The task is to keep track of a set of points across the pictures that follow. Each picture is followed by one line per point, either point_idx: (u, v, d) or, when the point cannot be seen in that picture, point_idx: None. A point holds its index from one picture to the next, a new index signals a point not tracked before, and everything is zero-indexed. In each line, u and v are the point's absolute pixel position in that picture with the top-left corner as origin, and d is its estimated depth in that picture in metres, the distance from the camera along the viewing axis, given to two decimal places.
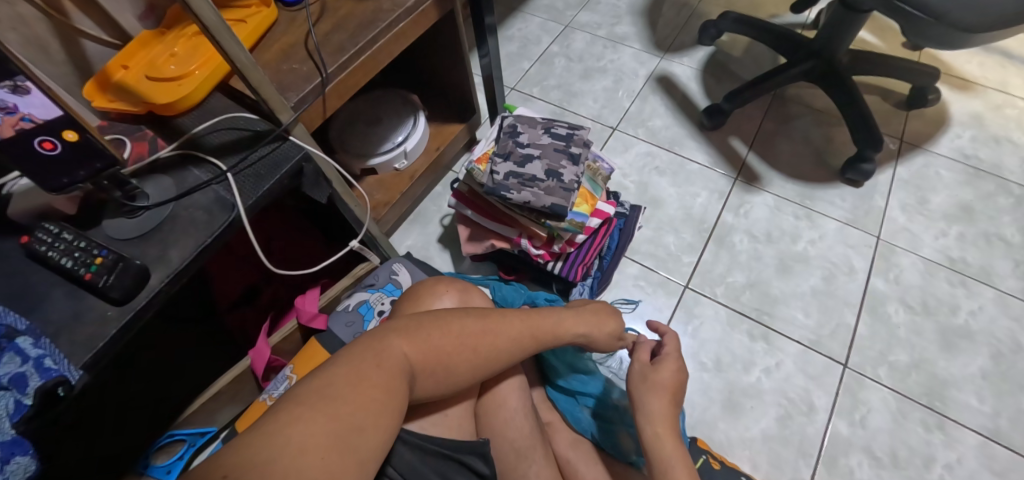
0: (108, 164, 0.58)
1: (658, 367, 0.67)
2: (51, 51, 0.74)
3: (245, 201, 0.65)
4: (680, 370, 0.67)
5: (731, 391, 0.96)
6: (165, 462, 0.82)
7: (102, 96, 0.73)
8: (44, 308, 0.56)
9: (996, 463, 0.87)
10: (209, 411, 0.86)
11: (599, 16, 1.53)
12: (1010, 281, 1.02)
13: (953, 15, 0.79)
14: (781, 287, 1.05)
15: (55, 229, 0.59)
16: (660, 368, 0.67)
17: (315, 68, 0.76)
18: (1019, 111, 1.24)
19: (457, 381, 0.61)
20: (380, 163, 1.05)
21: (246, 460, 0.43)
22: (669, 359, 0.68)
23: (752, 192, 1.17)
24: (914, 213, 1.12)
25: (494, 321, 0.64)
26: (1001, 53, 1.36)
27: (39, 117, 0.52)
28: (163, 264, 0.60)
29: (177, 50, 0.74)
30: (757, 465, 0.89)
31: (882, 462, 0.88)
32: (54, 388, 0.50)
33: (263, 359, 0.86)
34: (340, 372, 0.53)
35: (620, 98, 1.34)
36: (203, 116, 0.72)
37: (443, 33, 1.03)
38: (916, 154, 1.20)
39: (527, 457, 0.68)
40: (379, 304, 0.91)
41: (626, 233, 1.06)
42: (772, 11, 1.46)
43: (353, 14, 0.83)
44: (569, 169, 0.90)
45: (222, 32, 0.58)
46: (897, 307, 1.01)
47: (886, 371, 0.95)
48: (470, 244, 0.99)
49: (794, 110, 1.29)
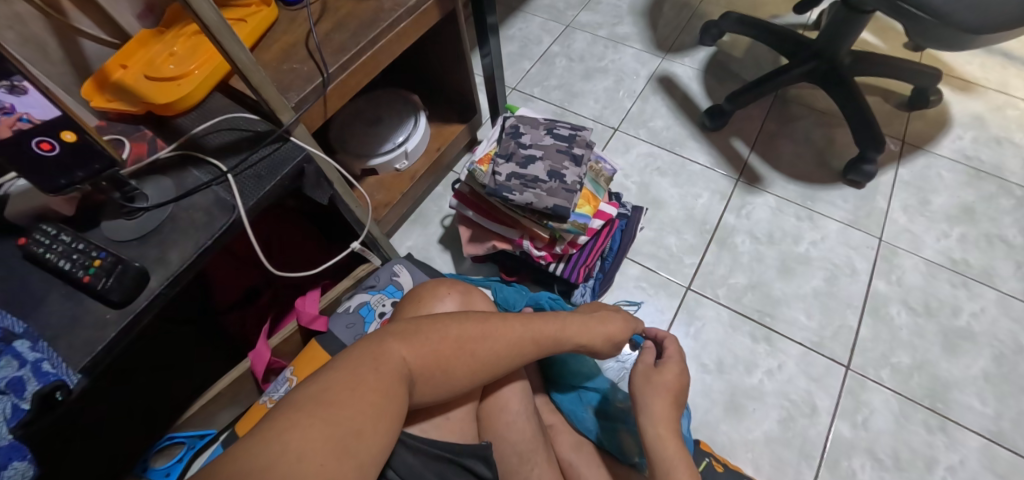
0: (106, 164, 0.57)
1: (661, 370, 0.66)
2: (49, 51, 0.73)
3: (245, 202, 0.64)
4: (682, 372, 0.67)
5: (733, 392, 0.96)
6: (164, 465, 0.84)
7: (100, 96, 0.72)
8: (42, 311, 0.56)
9: (999, 465, 0.87)
10: (207, 413, 0.87)
11: (600, 16, 1.52)
12: (1011, 282, 1.02)
13: (957, 17, 0.79)
14: (783, 289, 1.05)
15: (53, 230, 0.58)
16: (662, 369, 0.66)
17: (316, 68, 0.75)
18: (1019, 113, 1.25)
19: (456, 385, 0.60)
20: (380, 163, 1.05)
21: (244, 466, 0.43)
22: (673, 362, 0.67)
23: (754, 193, 1.17)
24: (916, 214, 1.12)
25: (494, 325, 0.63)
26: (1002, 54, 1.36)
27: (37, 116, 0.51)
28: (162, 266, 0.59)
29: (176, 49, 0.73)
30: (760, 467, 0.89)
31: (884, 464, 0.88)
32: (52, 392, 0.50)
33: (263, 361, 0.86)
34: (339, 376, 0.52)
35: (621, 98, 1.34)
36: (203, 116, 0.71)
37: (444, 33, 1.02)
38: (917, 155, 1.20)
39: (530, 460, 0.67)
40: (380, 306, 0.91)
41: (628, 234, 1.06)
42: (773, 11, 1.46)
43: (354, 14, 0.82)
44: (571, 170, 0.90)
45: (222, 32, 0.58)
46: (899, 308, 1.01)
47: (889, 373, 0.95)
48: (472, 245, 0.98)
49: (796, 111, 1.29)
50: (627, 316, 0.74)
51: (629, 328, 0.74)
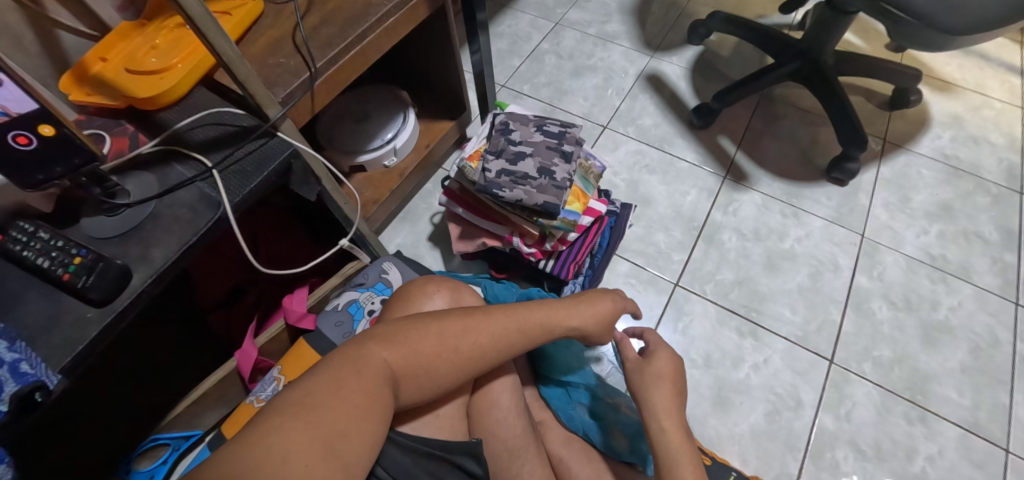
0: (86, 159, 0.55)
1: (652, 359, 0.67)
2: (25, 43, 0.71)
3: (231, 199, 0.63)
4: (675, 357, 0.68)
5: (720, 387, 0.97)
6: (148, 467, 0.81)
7: (79, 90, 0.70)
8: (19, 309, 0.54)
9: (974, 455, 0.89)
10: (194, 413, 0.84)
11: (589, 14, 1.53)
12: (987, 277, 1.05)
13: (938, 17, 0.81)
14: (768, 284, 1.07)
15: (31, 228, 0.56)
16: (656, 358, 0.67)
17: (303, 63, 0.74)
18: (995, 113, 1.28)
19: (441, 384, 0.59)
20: (368, 159, 1.04)
21: (228, 468, 0.42)
22: (663, 350, 0.68)
23: (740, 190, 1.18)
24: (897, 211, 1.14)
25: (477, 319, 0.62)
26: (979, 55, 1.39)
27: (13, 109, 0.49)
28: (145, 264, 0.58)
29: (159, 42, 0.71)
30: (746, 460, 0.91)
31: (866, 455, 0.90)
32: (31, 394, 0.48)
33: (249, 360, 0.84)
34: (320, 380, 0.51)
35: (609, 96, 1.35)
36: (187, 111, 0.70)
37: (433, 28, 1.01)
38: (898, 153, 1.22)
39: (520, 456, 0.67)
40: (369, 303, 0.90)
41: (617, 231, 1.06)
42: (759, 11, 1.47)
43: (342, 7, 0.81)
44: (561, 167, 0.90)
45: (206, 22, 0.56)
46: (880, 303, 1.04)
47: (871, 366, 0.97)
48: (461, 242, 0.99)
49: (781, 110, 1.31)
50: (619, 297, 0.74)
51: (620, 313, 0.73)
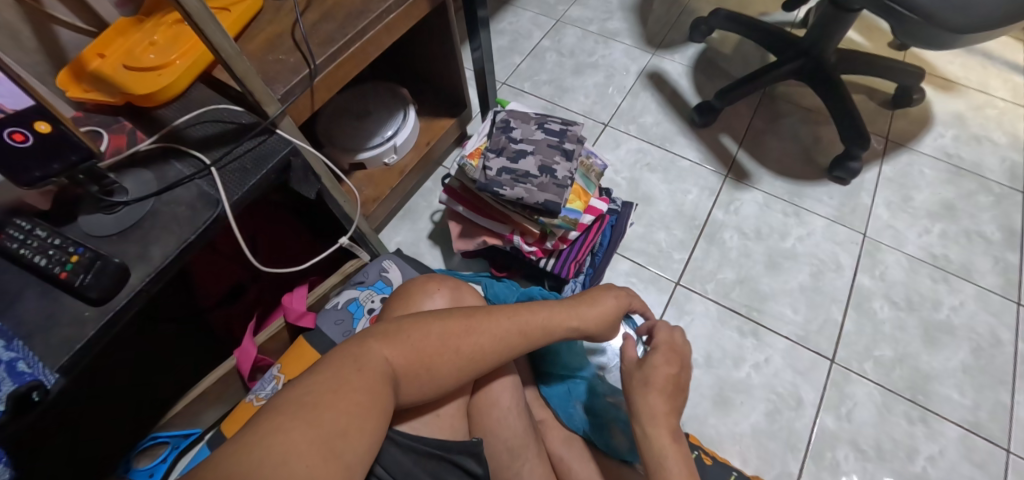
0: (84, 156, 0.54)
1: (648, 364, 0.65)
2: (21, 38, 0.70)
3: (230, 196, 0.62)
4: (672, 362, 0.66)
5: (721, 386, 0.97)
6: (148, 465, 0.80)
7: (77, 87, 0.70)
8: (16, 308, 0.54)
9: (975, 455, 0.89)
10: (194, 411, 0.84)
11: (591, 11, 1.52)
12: (989, 277, 1.05)
13: (942, 16, 0.80)
14: (770, 283, 1.07)
15: (28, 225, 0.56)
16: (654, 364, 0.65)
17: (303, 60, 0.74)
18: (998, 112, 1.28)
19: (442, 384, 0.59)
20: (368, 157, 1.03)
21: (227, 469, 0.42)
22: (660, 357, 0.66)
23: (742, 189, 1.18)
24: (899, 210, 1.14)
25: (478, 319, 0.62)
26: (982, 54, 1.39)
27: (10, 105, 0.50)
28: (144, 262, 0.57)
29: (157, 38, 0.71)
30: (747, 460, 0.90)
31: (867, 455, 0.90)
32: (28, 393, 0.48)
33: (249, 359, 0.84)
34: (320, 379, 0.51)
35: (611, 94, 1.34)
36: (186, 108, 0.69)
37: (433, 25, 1.01)
38: (900, 153, 1.22)
39: (520, 455, 0.67)
40: (369, 302, 0.89)
41: (618, 229, 1.06)
42: (761, 9, 1.47)
43: (341, 3, 0.80)
44: (562, 165, 0.89)
45: (205, 18, 0.55)
46: (882, 302, 1.03)
47: (872, 366, 0.97)
48: (462, 241, 0.98)
49: (783, 108, 1.30)
50: (620, 292, 0.73)
51: (623, 308, 0.72)
